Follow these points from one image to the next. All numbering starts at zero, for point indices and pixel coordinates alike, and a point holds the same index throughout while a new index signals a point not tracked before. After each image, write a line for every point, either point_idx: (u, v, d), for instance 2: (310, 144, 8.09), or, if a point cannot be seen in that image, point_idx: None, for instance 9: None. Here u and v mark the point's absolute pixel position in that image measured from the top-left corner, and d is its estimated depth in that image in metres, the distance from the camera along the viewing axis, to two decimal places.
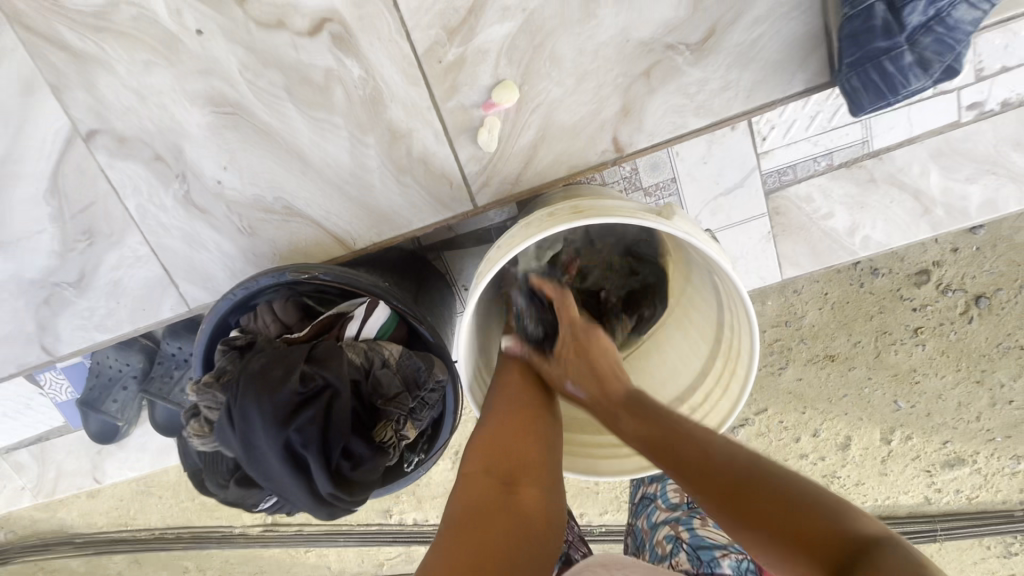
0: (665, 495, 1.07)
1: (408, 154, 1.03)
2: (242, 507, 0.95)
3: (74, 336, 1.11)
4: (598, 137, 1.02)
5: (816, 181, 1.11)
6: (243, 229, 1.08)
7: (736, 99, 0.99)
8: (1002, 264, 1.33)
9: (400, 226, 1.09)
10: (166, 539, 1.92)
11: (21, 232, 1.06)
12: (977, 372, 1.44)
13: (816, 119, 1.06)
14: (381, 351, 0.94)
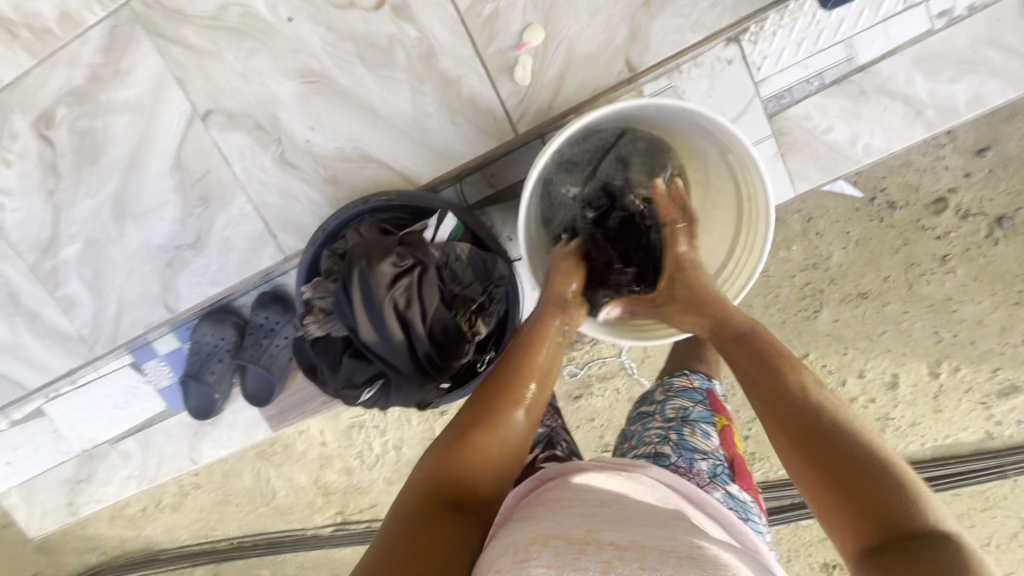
0: (665, 407, 1.14)
1: (458, 97, 1.20)
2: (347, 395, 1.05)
3: (193, 292, 1.30)
4: (614, 61, 1.17)
5: (813, 101, 1.17)
6: (328, 179, 1.25)
7: (724, 13, 1.13)
8: (1018, 183, 1.39)
9: (456, 159, 1.24)
10: (244, 547, 2.02)
11: (151, 206, 1.27)
12: (1015, 295, 1.46)
13: (803, 46, 1.15)
14: (454, 248, 1.05)
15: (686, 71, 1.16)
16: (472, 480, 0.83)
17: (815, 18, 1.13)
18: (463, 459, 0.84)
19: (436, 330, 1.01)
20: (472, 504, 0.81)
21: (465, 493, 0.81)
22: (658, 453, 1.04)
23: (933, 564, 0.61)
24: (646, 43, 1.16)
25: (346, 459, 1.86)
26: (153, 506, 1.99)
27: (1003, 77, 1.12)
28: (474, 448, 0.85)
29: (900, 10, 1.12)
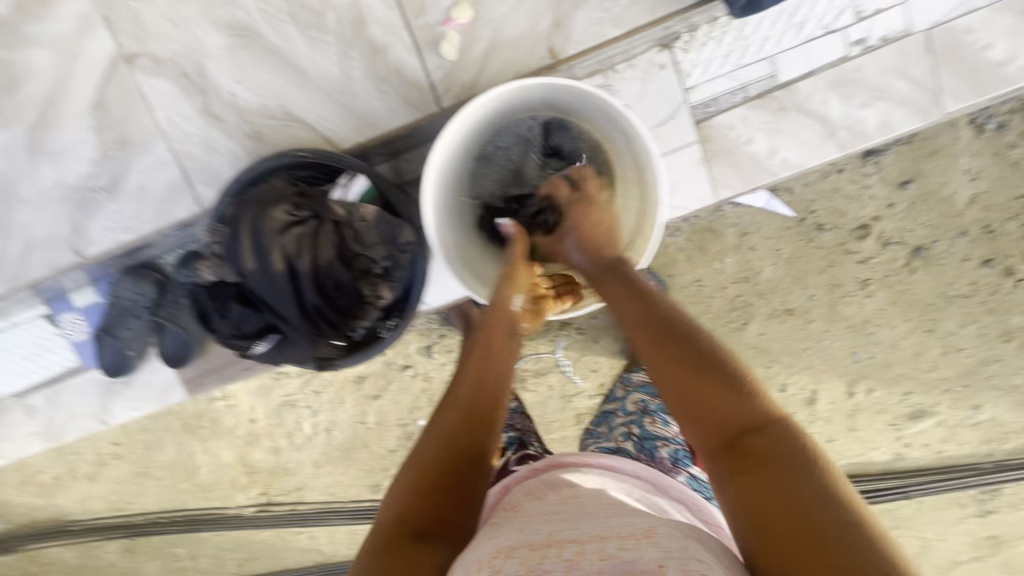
0: (626, 402, 1.21)
1: (385, 66, 1.21)
2: (240, 347, 1.11)
3: (103, 236, 1.24)
4: (537, 47, 1.20)
5: (737, 113, 1.23)
6: (250, 133, 1.24)
7: (643, 10, 1.17)
8: (935, 217, 1.47)
9: (380, 127, 1.24)
10: (162, 523, 1.95)
11: (67, 144, 1.23)
12: (927, 322, 1.54)
13: (731, 57, 1.20)
14: (359, 208, 1.08)
15: (620, 73, 1.22)
16: (433, 493, 0.82)
17: (741, 33, 1.19)
18: (420, 479, 0.83)
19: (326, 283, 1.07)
20: (439, 525, 0.80)
21: (433, 518, 0.80)
22: (619, 447, 1.10)
23: (806, 485, 0.67)
24: (569, 31, 1.19)
25: (275, 438, 1.83)
26: (66, 475, 1.91)
27: (910, 107, 1.20)
28: (430, 462, 0.84)
29: (819, 35, 1.19)
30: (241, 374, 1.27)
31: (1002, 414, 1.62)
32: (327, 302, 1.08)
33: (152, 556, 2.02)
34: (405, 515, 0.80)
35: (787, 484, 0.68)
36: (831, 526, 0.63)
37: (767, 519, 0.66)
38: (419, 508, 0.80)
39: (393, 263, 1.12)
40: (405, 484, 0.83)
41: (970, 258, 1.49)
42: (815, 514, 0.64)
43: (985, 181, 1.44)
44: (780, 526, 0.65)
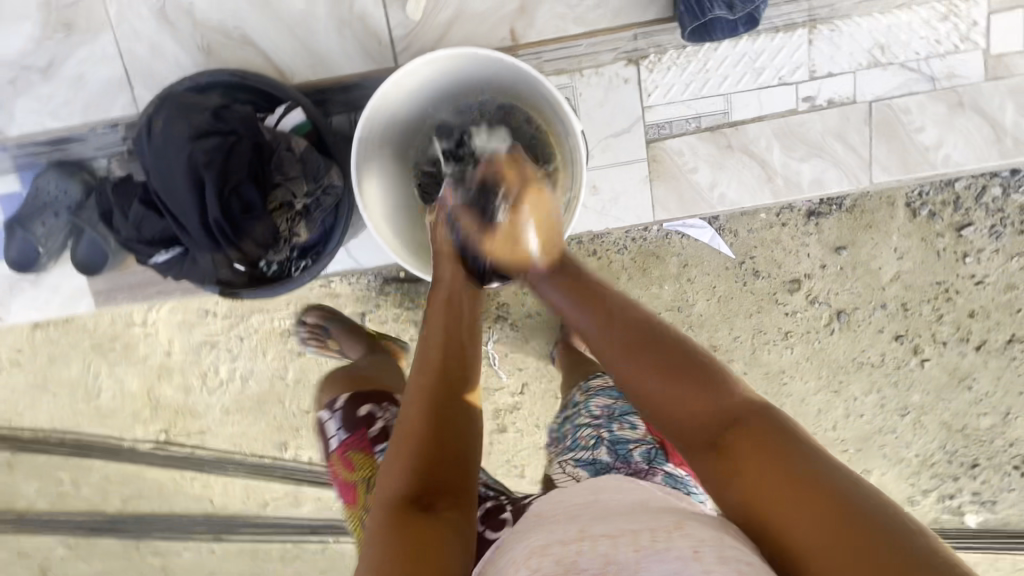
0: (590, 404, 1.17)
1: (349, 11, 1.21)
2: (140, 251, 1.10)
3: (29, 118, 1.20)
4: (499, 27, 1.24)
5: (687, 140, 1.28)
6: (201, 47, 1.21)
7: (604, 17, 1.23)
8: (860, 286, 1.56)
9: (332, 71, 1.24)
10: (49, 442, 1.86)
11: (12, 17, 1.17)
12: (836, 382, 1.63)
13: (691, 87, 1.26)
14: (288, 139, 1.09)
15: (586, 77, 1.26)
16: (431, 469, 0.83)
17: (704, 65, 1.26)
18: (419, 447, 0.84)
19: (235, 202, 1.05)
20: (444, 496, 0.82)
21: (434, 487, 0.82)
22: (595, 458, 1.05)
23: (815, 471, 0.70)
24: (533, 19, 1.23)
25: (188, 375, 1.78)
26: None
27: (841, 168, 1.29)
28: (425, 434, 0.85)
29: (774, 84, 1.26)
30: (155, 300, 1.23)
31: (887, 482, 1.70)
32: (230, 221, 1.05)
33: (31, 476, 1.92)
34: (403, 488, 0.82)
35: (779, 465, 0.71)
36: (846, 496, 0.67)
37: (780, 498, 0.69)
38: (422, 479, 0.82)
39: (314, 202, 1.11)
40: (402, 456, 0.84)
41: (883, 331, 1.59)
42: (847, 508, 0.66)
43: (909, 261, 1.54)
44: (793, 507, 0.68)
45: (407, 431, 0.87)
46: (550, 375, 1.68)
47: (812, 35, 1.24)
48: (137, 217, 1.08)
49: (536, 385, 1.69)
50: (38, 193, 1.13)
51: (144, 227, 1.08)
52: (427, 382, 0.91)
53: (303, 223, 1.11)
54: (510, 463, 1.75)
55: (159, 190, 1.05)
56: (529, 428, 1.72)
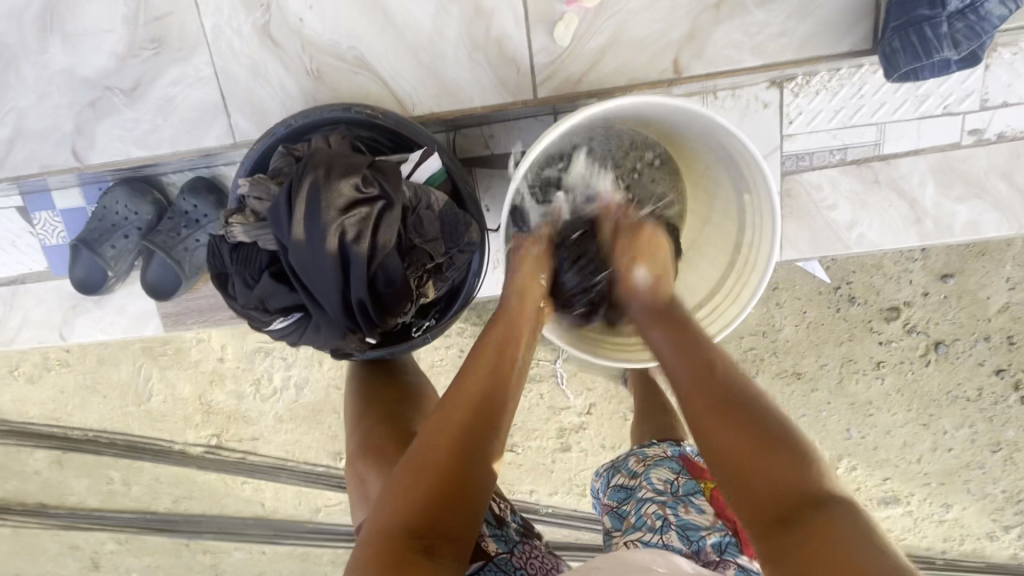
0: (649, 477, 0.94)
1: (485, 33, 0.93)
2: (252, 322, 0.81)
3: (110, 146, 1.00)
4: (660, 57, 0.92)
5: (827, 174, 0.96)
6: (311, 72, 0.97)
7: (789, 47, 0.89)
8: (964, 316, 1.45)
9: (461, 103, 0.97)
10: (99, 443, 1.83)
11: (87, 27, 0.96)
12: (926, 416, 1.54)
13: (840, 114, 0.93)
14: (428, 193, 0.79)
15: (719, 101, 0.95)
16: (441, 510, 0.64)
17: (866, 87, 0.92)
18: (436, 485, 0.65)
19: (380, 275, 0.75)
20: (447, 541, 0.63)
21: (436, 516, 0.63)
22: (665, 544, 0.81)
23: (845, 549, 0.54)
24: (704, 47, 0.91)
25: (241, 382, 1.72)
26: (5, 371, 1.77)
27: None
28: (450, 472, 0.66)
29: (937, 114, 0.92)
30: (227, 324, 1.13)
31: (967, 516, 1.61)
32: (376, 299, 0.76)
33: (81, 473, 1.89)
34: (406, 519, 0.63)
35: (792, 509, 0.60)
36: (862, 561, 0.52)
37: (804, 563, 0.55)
38: (415, 508, 0.63)
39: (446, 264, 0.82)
40: (408, 491, 0.64)
41: (985, 364, 1.48)
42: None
43: (1022, 292, 1.42)
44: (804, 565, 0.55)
45: (424, 460, 0.66)
46: (620, 396, 1.60)
47: (990, 57, 0.89)
48: (255, 291, 0.77)
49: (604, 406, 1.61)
50: (103, 216, 1.02)
51: (257, 297, 0.78)
52: (460, 411, 0.70)
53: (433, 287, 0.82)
54: (572, 482, 1.69)
55: (289, 265, 0.74)
56: (595, 448, 1.65)
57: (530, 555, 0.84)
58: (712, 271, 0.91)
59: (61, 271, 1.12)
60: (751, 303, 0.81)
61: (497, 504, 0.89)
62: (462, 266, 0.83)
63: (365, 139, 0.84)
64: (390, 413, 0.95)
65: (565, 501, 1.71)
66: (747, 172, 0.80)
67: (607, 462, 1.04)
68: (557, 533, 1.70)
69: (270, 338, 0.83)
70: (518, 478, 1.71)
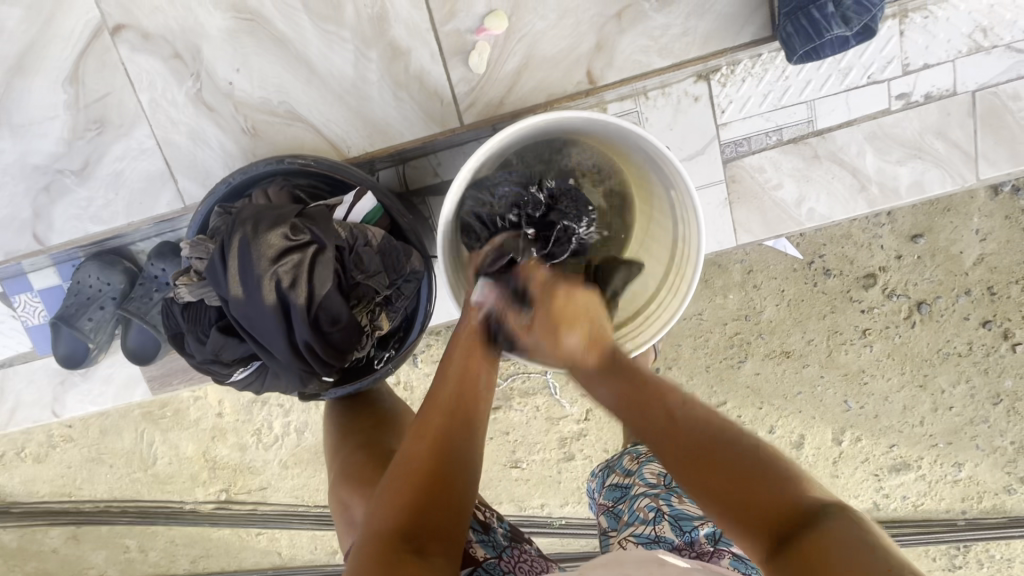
0: (642, 471, 0.93)
1: (405, 71, 0.97)
2: (214, 376, 0.85)
3: (68, 226, 1.04)
4: (574, 70, 0.95)
5: (768, 156, 0.99)
6: (247, 130, 1.00)
7: (694, 44, 0.93)
8: (940, 273, 1.45)
9: (394, 139, 1.00)
10: (111, 512, 1.84)
11: (32, 118, 1.00)
12: (921, 376, 1.53)
13: (768, 98, 0.96)
14: (365, 230, 0.81)
15: (650, 101, 0.97)
16: (432, 511, 0.63)
17: (790, 69, 0.95)
18: (425, 487, 0.64)
19: (323, 316, 0.77)
20: (437, 540, 0.62)
21: (430, 520, 0.63)
22: (658, 535, 0.82)
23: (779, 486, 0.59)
24: (613, 55, 0.95)
25: (241, 434, 1.73)
26: (12, 454, 1.79)
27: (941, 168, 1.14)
28: (435, 479, 0.65)
29: (863, 85, 0.95)
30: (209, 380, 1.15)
31: (981, 473, 1.59)
32: (325, 341, 0.78)
33: (98, 545, 1.90)
34: (397, 522, 0.62)
35: (778, 493, 0.59)
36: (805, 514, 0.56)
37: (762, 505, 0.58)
38: (411, 514, 0.63)
39: (394, 294, 0.84)
40: (397, 494, 0.64)
41: (970, 318, 1.48)
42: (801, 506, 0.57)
43: (993, 242, 1.42)
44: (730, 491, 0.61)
45: (408, 466, 0.66)
46: None
47: (903, 23, 0.92)
48: (209, 347, 0.80)
49: (601, 410, 1.62)
50: (76, 292, 1.05)
51: (212, 352, 0.81)
52: (434, 414, 0.70)
53: (385, 319, 0.84)
54: (581, 490, 1.68)
55: (235, 318, 0.77)
56: (598, 453, 1.65)
57: (520, 560, 0.87)
58: (656, 267, 0.90)
59: (45, 351, 1.15)
60: (689, 298, 0.80)
61: (483, 511, 0.91)
62: (412, 295, 0.85)
63: (304, 184, 0.88)
64: (367, 440, 0.96)
65: (577, 511, 1.70)
66: (666, 170, 0.80)
67: (602, 462, 1.02)
68: (574, 544, 1.69)
69: (236, 389, 0.87)
70: (527, 494, 1.70)
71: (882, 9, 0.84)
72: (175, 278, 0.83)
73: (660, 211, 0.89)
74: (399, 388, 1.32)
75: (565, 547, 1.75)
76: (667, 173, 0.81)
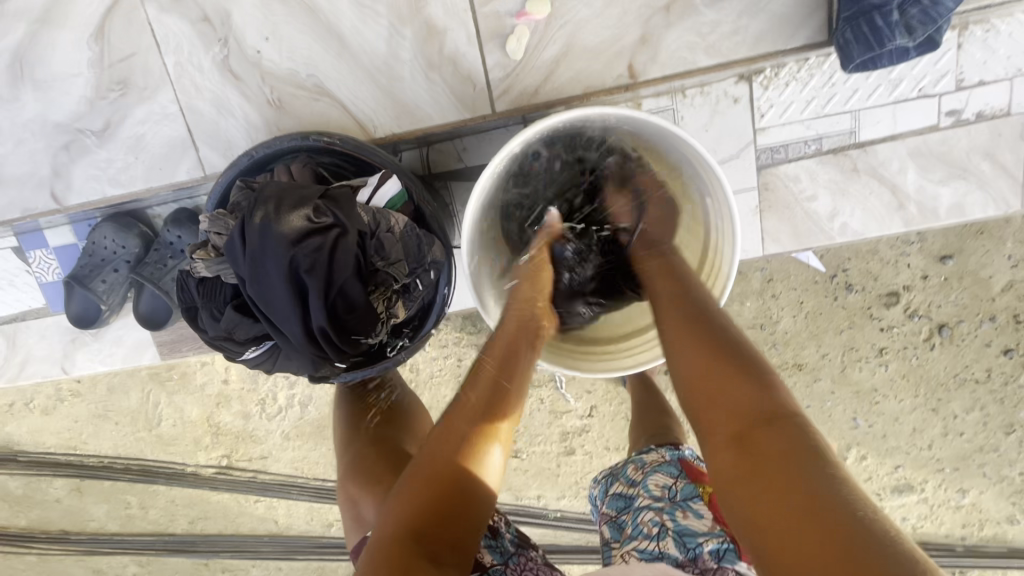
0: (648, 483, 0.93)
1: (439, 52, 0.94)
2: (225, 352, 0.84)
3: (87, 187, 1.03)
4: (616, 63, 0.92)
5: (804, 165, 0.95)
6: (272, 102, 0.98)
7: (743, 45, 0.89)
8: (966, 296, 1.41)
9: (421, 121, 0.98)
10: (114, 468, 1.87)
11: (56, 73, 0.99)
12: (934, 400, 1.50)
13: (812, 104, 0.92)
14: (387, 216, 0.80)
15: (688, 99, 0.94)
16: (445, 518, 0.65)
17: (838, 78, 0.91)
18: (444, 492, 0.66)
19: (341, 302, 0.75)
20: (450, 548, 0.64)
21: (445, 529, 0.65)
22: (662, 551, 0.81)
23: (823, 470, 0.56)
24: (656, 51, 0.91)
25: (246, 403, 1.74)
26: (21, 404, 1.82)
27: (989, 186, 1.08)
28: (454, 486, 0.67)
29: (912, 97, 0.91)
30: None
31: (984, 501, 1.57)
32: (339, 328, 0.77)
33: (100, 499, 1.93)
34: (412, 524, 0.63)
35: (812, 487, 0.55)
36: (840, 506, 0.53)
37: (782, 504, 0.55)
38: (430, 519, 0.64)
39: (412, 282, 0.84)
40: (413, 494, 0.66)
41: (991, 345, 1.44)
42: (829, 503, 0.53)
43: None
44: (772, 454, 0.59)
45: (429, 467, 0.68)
46: (619, 397, 1.60)
47: (963, 35, 0.88)
48: (223, 324, 0.79)
49: (605, 408, 1.61)
50: (91, 252, 1.05)
51: (225, 328, 0.80)
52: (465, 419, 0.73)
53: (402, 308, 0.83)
54: (578, 484, 1.68)
55: (250, 298, 0.75)
56: (599, 450, 1.64)
57: (525, 568, 0.86)
58: None
59: (58, 307, 1.15)
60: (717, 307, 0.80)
61: (494, 517, 0.89)
62: (430, 285, 0.85)
63: (328, 163, 0.86)
64: (376, 435, 0.97)
65: (573, 505, 1.70)
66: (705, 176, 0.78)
67: (607, 470, 1.03)
68: (567, 537, 1.69)
69: (246, 367, 0.86)
70: (525, 484, 1.70)
71: (947, 19, 0.80)
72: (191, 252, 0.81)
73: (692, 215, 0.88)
74: (406, 370, 1.31)
75: (557, 540, 1.75)
76: (703, 177, 0.81)
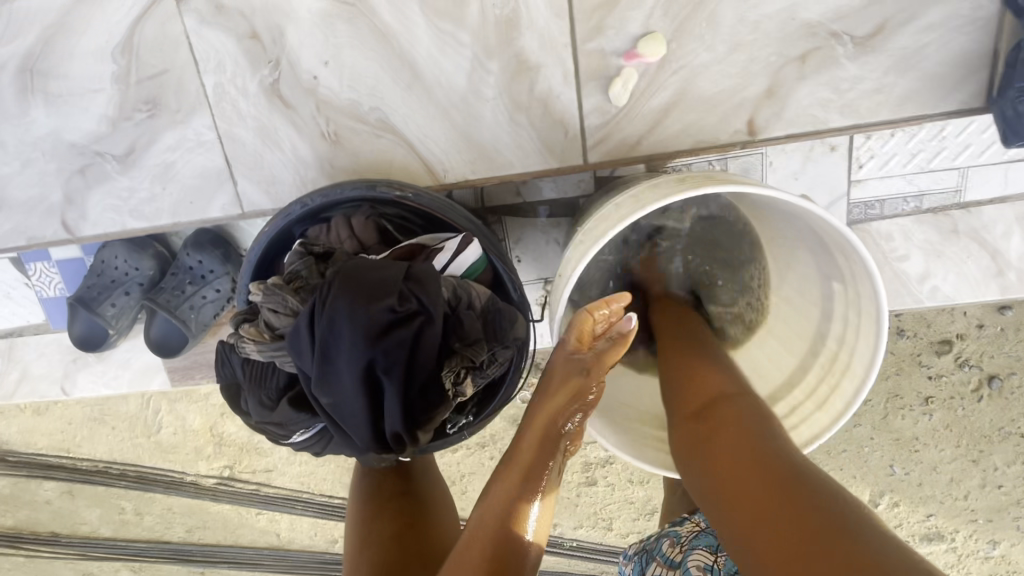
0: (689, 567, 0.80)
1: (528, 91, 0.86)
2: (273, 435, 0.76)
3: (103, 217, 0.93)
4: (733, 116, 0.86)
5: (900, 223, 0.92)
6: (327, 135, 0.89)
7: (885, 104, 0.84)
8: (1020, 349, 1.35)
9: (498, 166, 0.90)
10: (109, 474, 1.77)
11: (77, 86, 0.88)
12: (975, 452, 1.45)
13: (917, 158, 0.89)
14: (469, 290, 0.73)
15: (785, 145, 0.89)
16: None
17: (947, 131, 0.87)
18: None
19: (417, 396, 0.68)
20: None
21: None
22: None
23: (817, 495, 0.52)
24: (783, 106, 0.85)
25: None
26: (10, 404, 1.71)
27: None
28: None
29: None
30: None
31: (1015, 553, 1.52)
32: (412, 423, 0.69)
33: (92, 503, 1.84)
34: None
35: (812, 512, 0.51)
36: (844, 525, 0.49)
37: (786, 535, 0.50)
38: None
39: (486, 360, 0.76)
40: None
41: None
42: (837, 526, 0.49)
43: None
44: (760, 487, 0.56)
45: None
46: None
47: None
48: (278, 414, 0.72)
49: None
50: (99, 272, 0.96)
51: (279, 417, 0.72)
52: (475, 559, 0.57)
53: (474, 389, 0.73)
54: (597, 516, 1.61)
55: (311, 393, 0.68)
56: (622, 482, 1.58)
57: None
58: (788, 358, 0.82)
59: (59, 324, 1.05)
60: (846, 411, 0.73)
61: None
62: (506, 360, 0.76)
63: (390, 213, 0.82)
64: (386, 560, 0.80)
65: (590, 536, 1.63)
66: (840, 259, 0.71)
67: (638, 545, 0.91)
68: (582, 569, 1.63)
69: (294, 449, 0.79)
70: None
71: None
72: (237, 329, 0.73)
73: (801, 289, 0.81)
74: None
75: (571, 570, 1.69)
76: (840, 265, 0.72)
